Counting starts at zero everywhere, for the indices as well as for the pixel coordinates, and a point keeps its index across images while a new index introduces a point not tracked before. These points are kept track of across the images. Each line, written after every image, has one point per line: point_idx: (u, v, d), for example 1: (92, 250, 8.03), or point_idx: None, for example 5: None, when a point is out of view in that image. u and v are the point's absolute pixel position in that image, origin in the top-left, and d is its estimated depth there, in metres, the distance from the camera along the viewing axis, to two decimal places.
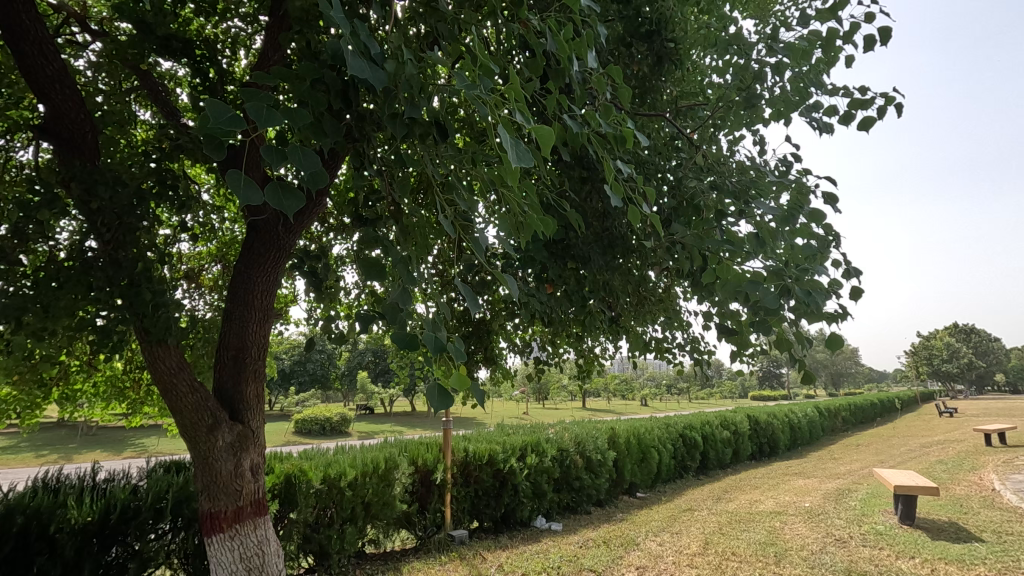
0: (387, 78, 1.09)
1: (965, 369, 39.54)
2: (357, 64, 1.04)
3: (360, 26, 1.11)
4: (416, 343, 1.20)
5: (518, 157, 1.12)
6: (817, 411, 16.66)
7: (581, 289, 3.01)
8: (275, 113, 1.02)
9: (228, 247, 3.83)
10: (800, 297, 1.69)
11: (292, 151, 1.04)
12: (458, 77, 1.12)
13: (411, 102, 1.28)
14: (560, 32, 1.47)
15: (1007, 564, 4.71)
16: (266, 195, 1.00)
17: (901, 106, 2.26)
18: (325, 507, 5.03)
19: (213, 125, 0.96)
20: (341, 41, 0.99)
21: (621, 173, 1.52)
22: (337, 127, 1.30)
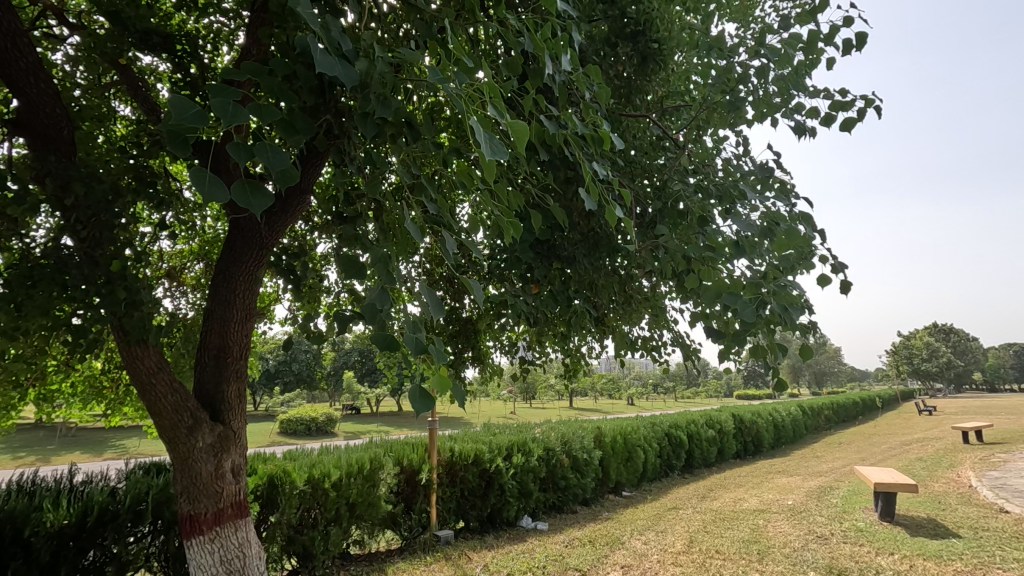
0: (357, 75, 1.09)
1: (944, 368, 40.28)
2: (326, 61, 1.05)
3: (330, 24, 1.12)
4: (396, 344, 1.20)
5: (492, 152, 1.13)
6: (800, 409, 16.86)
7: (567, 289, 3.00)
8: (242, 110, 1.01)
9: (210, 245, 3.78)
10: (776, 309, 1.72)
11: (260, 148, 1.03)
12: (432, 72, 1.12)
13: (383, 101, 1.27)
14: (539, 32, 1.46)
15: (983, 560, 4.81)
16: (232, 193, 0.99)
17: (880, 107, 2.29)
18: (310, 508, 4.99)
19: (177, 121, 0.94)
20: (309, 38, 0.99)
21: (598, 175, 1.52)
22: (308, 124, 1.28)
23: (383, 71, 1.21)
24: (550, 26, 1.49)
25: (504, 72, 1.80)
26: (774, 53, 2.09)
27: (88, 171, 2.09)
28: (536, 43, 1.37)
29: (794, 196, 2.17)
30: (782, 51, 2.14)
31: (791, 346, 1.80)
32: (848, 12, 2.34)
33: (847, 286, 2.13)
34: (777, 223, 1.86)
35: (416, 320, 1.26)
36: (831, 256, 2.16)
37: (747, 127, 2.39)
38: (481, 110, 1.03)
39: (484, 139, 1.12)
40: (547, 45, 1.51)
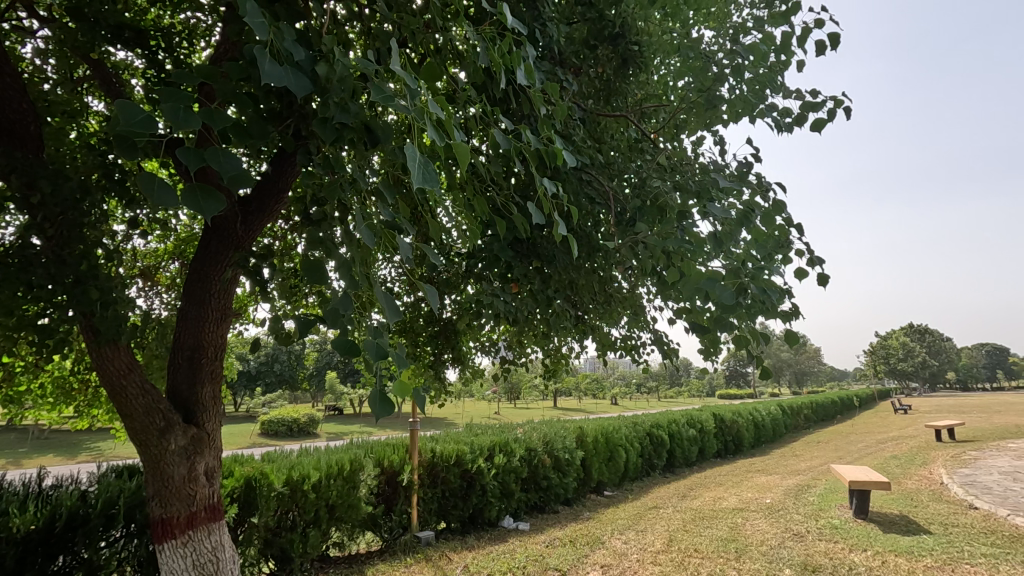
0: (310, 85, 1.09)
1: (920, 368, 41.15)
2: (275, 71, 1.04)
3: (283, 32, 1.11)
4: (357, 350, 1.22)
5: (425, 179, 1.11)
6: (780, 409, 17.10)
7: (547, 289, 2.93)
8: (193, 116, 1.01)
9: (186, 244, 3.72)
10: (756, 296, 1.73)
11: (212, 154, 1.03)
12: (374, 89, 1.10)
13: (341, 106, 1.28)
14: (495, 44, 1.48)
15: (952, 555, 4.92)
16: (181, 197, 1.02)
17: (850, 108, 2.32)
18: (288, 510, 4.94)
19: (127, 127, 0.98)
20: (255, 47, 0.99)
21: (549, 187, 1.55)
22: (263, 130, 1.30)
23: (338, 75, 1.22)
24: (509, 38, 1.49)
25: (475, 75, 1.80)
26: (750, 53, 2.11)
27: (55, 169, 2.04)
28: (491, 55, 1.39)
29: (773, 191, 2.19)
30: (756, 52, 2.16)
31: (768, 334, 1.84)
32: (820, 15, 2.37)
33: (826, 279, 2.16)
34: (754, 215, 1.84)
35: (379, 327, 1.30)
36: (808, 250, 2.18)
37: (723, 127, 2.41)
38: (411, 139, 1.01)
39: (418, 164, 1.11)
40: (505, 57, 1.52)
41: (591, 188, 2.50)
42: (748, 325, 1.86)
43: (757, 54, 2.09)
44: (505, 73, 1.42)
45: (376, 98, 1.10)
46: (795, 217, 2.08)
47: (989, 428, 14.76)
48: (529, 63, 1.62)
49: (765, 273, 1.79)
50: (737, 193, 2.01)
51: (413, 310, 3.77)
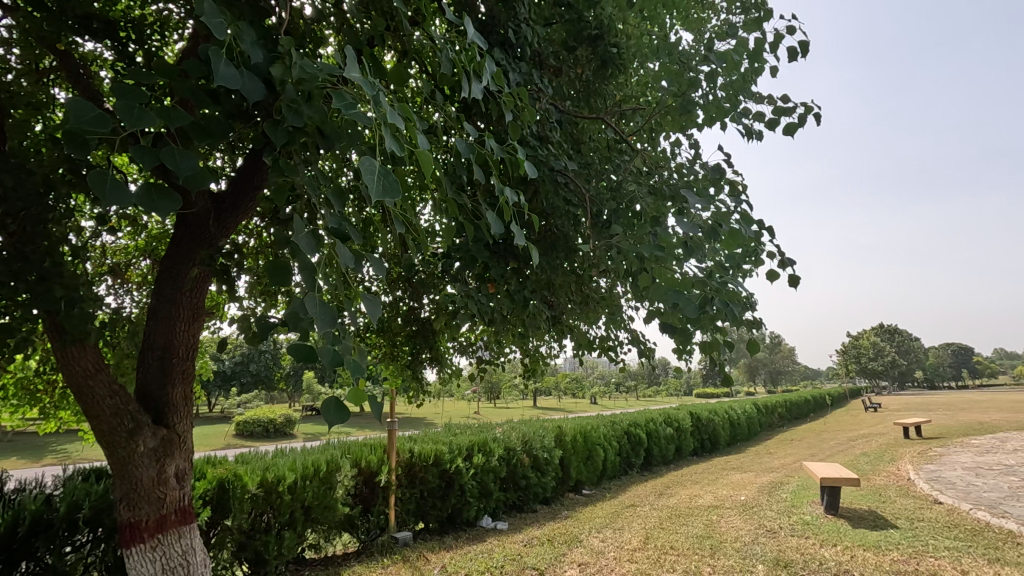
0: (264, 89, 1.13)
1: (890, 367, 42.28)
2: (229, 73, 1.07)
3: (242, 34, 1.13)
4: (314, 356, 1.19)
5: (384, 190, 1.12)
6: (755, 407, 17.41)
7: (524, 290, 2.85)
8: (148, 113, 1.03)
9: (158, 241, 3.64)
10: (720, 308, 1.75)
11: (168, 154, 1.07)
12: (334, 99, 1.12)
13: (293, 109, 1.25)
14: (457, 52, 1.49)
15: (917, 549, 5.07)
16: (135, 196, 1.05)
17: (821, 113, 2.36)
18: (262, 512, 4.87)
19: (76, 125, 1.01)
20: (209, 51, 1.02)
21: (510, 197, 1.59)
22: (223, 127, 1.30)
23: (298, 77, 1.17)
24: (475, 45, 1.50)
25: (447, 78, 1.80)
26: (722, 60, 2.14)
27: (16, 162, 1.96)
28: (455, 65, 1.41)
29: (744, 199, 2.25)
30: (729, 59, 2.20)
31: (732, 343, 1.87)
32: (792, 22, 2.42)
33: (797, 280, 2.21)
34: (722, 224, 1.86)
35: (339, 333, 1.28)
36: (779, 252, 2.22)
37: (698, 131, 2.44)
38: (362, 152, 1.02)
39: (374, 175, 1.11)
40: (472, 63, 1.53)
41: (568, 189, 2.51)
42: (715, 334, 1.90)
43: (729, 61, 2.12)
44: (469, 82, 1.45)
45: (336, 108, 1.12)
46: (765, 222, 2.11)
47: (956, 425, 15.19)
48: (496, 68, 1.63)
49: (729, 286, 1.81)
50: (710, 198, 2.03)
51: (391, 309, 3.75)
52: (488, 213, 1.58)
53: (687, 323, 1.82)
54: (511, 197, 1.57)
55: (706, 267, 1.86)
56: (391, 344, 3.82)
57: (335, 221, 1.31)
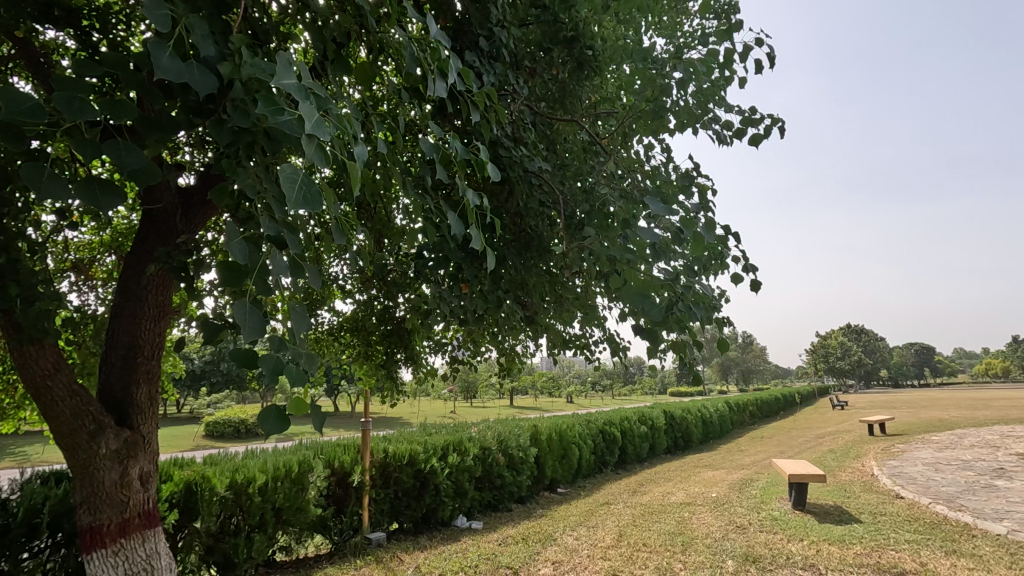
0: (212, 83, 1.11)
1: (856, 367, 43.52)
2: (173, 66, 1.06)
3: (192, 26, 1.12)
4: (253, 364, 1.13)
5: (305, 202, 1.08)
6: (727, 405, 17.75)
7: (498, 289, 2.81)
8: (91, 106, 1.04)
9: (124, 236, 3.55)
10: (685, 310, 1.77)
11: (110, 147, 1.07)
12: (262, 104, 1.08)
13: (240, 109, 1.23)
14: (421, 50, 1.47)
15: (879, 542, 5.24)
16: (74, 190, 1.05)
17: (788, 123, 2.41)
18: (231, 514, 4.77)
19: (13, 115, 1.00)
20: (150, 42, 1.01)
21: (473, 200, 1.57)
22: (173, 123, 1.31)
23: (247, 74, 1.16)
24: (442, 44, 1.48)
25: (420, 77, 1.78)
26: (691, 66, 2.16)
27: None
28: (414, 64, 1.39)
29: (712, 204, 2.29)
30: (700, 65, 2.23)
31: (696, 345, 1.90)
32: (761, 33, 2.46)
33: (759, 284, 2.26)
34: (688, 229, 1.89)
35: (281, 338, 1.23)
36: (743, 256, 2.27)
37: (669, 136, 2.47)
38: (271, 173, 0.97)
39: (296, 184, 1.07)
40: (440, 62, 1.51)
41: (542, 190, 2.52)
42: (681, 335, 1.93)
43: (698, 68, 2.15)
44: (431, 82, 1.42)
45: (262, 113, 1.08)
46: (730, 227, 2.15)
47: (917, 422, 15.72)
48: (462, 66, 1.62)
49: (696, 288, 1.84)
50: (677, 202, 2.06)
51: (366, 309, 3.72)
52: (450, 215, 1.56)
53: (653, 326, 1.83)
54: (473, 200, 1.55)
55: (673, 270, 1.88)
56: (366, 343, 3.80)
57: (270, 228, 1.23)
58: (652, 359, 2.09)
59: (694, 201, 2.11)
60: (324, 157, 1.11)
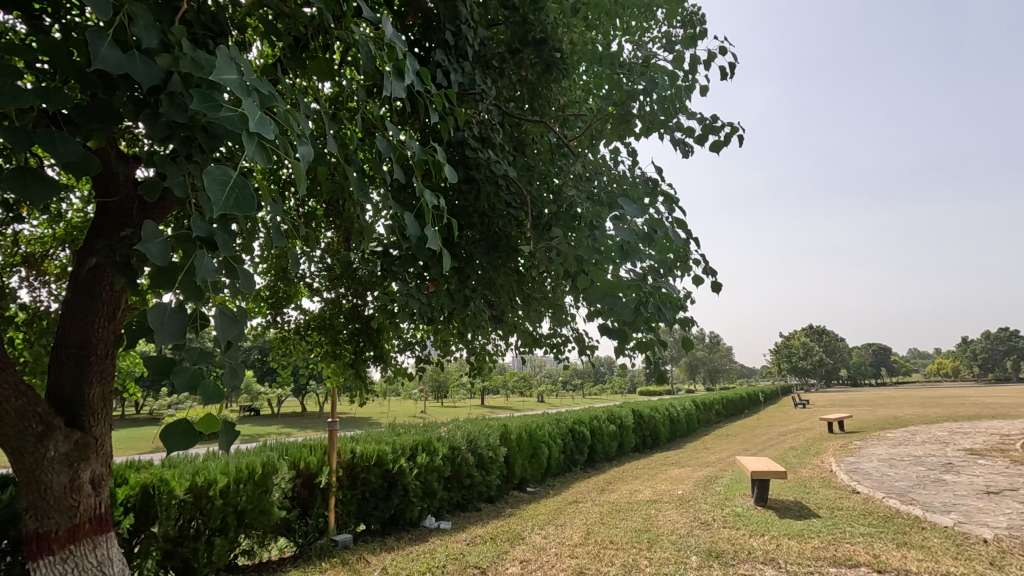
0: (156, 76, 1.11)
1: (818, 366, 44.90)
2: (112, 56, 1.04)
3: (135, 16, 1.10)
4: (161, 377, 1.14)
5: (238, 205, 1.06)
6: (694, 404, 18.12)
7: (465, 288, 2.81)
8: (24, 94, 1.02)
9: (79, 230, 3.41)
10: (654, 309, 1.79)
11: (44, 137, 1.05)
12: (199, 100, 1.03)
13: (177, 103, 1.20)
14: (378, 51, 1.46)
15: (836, 536, 5.42)
16: (6, 179, 1.02)
17: (746, 132, 2.48)
18: (190, 518, 4.63)
19: None
20: (89, 31, 0.99)
21: (429, 201, 1.57)
22: (112, 111, 1.27)
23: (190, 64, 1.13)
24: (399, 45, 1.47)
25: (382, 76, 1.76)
26: (655, 73, 2.20)
27: None
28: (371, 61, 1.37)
29: (674, 209, 2.33)
30: (665, 72, 2.27)
31: (662, 343, 1.93)
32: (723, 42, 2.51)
33: (718, 285, 2.32)
34: (655, 229, 1.92)
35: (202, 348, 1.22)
36: (703, 258, 2.33)
37: (635, 140, 2.51)
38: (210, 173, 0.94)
39: (227, 187, 1.04)
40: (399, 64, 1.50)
41: (510, 190, 2.52)
42: (648, 335, 1.96)
43: (661, 74, 2.19)
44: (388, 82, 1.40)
45: (199, 109, 1.03)
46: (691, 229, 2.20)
47: (873, 420, 16.34)
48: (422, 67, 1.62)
49: (663, 289, 1.88)
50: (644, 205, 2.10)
51: (334, 307, 3.67)
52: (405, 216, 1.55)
53: (623, 325, 1.84)
54: (430, 200, 1.56)
55: (641, 270, 1.90)
56: (334, 341, 3.75)
57: (201, 226, 1.17)
58: (620, 358, 2.12)
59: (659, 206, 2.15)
60: (265, 158, 1.08)
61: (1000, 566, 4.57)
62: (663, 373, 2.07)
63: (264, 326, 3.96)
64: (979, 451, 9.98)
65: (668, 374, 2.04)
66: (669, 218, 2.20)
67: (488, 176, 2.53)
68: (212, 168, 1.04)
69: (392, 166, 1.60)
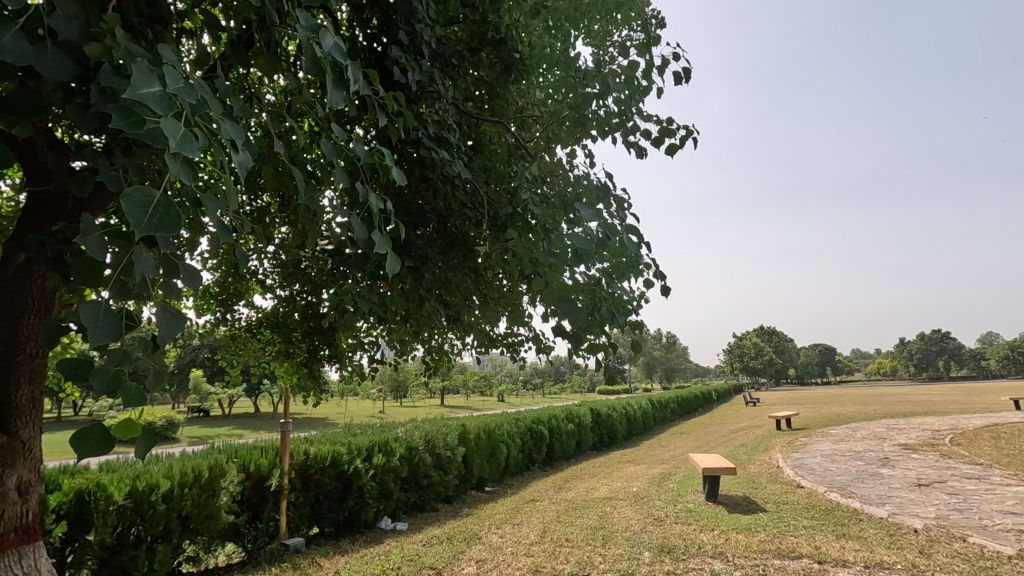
0: (63, 72, 1.08)
1: (768, 366, 46.61)
2: (21, 47, 1.00)
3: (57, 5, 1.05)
4: (84, 379, 1.09)
5: (161, 224, 1.01)
6: (650, 403, 18.52)
7: (419, 288, 2.78)
8: None
9: (8, 220, 3.21)
10: (607, 313, 1.82)
11: None
12: (117, 117, 1.00)
13: (105, 96, 1.14)
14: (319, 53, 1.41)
15: (780, 529, 5.64)
16: None
17: (699, 136, 2.54)
18: (130, 525, 4.43)
19: None
20: None
21: (375, 203, 1.56)
22: (30, 103, 1.25)
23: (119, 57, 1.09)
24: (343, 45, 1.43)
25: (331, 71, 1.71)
26: (610, 77, 2.24)
27: None
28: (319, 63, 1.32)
29: (628, 213, 2.37)
30: (622, 76, 2.31)
31: (614, 347, 1.97)
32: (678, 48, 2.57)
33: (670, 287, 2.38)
34: (609, 235, 1.95)
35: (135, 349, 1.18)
36: (656, 262, 2.39)
37: (591, 143, 2.54)
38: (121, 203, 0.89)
39: (150, 210, 1.00)
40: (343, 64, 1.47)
41: (466, 190, 2.51)
42: (601, 339, 2.00)
43: (617, 79, 2.23)
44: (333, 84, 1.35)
45: (118, 127, 0.99)
46: (642, 233, 2.25)
47: (817, 418, 17.09)
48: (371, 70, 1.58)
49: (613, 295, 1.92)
50: (598, 210, 2.13)
51: (288, 305, 3.58)
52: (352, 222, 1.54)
53: (578, 330, 1.87)
54: (377, 203, 1.55)
55: (594, 275, 1.93)
56: (287, 339, 3.65)
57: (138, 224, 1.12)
58: (573, 361, 2.14)
59: (612, 211, 2.18)
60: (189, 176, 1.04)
61: (928, 554, 4.86)
62: (613, 374, 2.12)
63: (213, 323, 3.83)
64: (913, 446, 10.57)
65: (619, 377, 2.08)
66: (622, 223, 2.24)
67: (442, 176, 2.51)
68: (132, 190, 1.00)
69: (336, 169, 1.57)
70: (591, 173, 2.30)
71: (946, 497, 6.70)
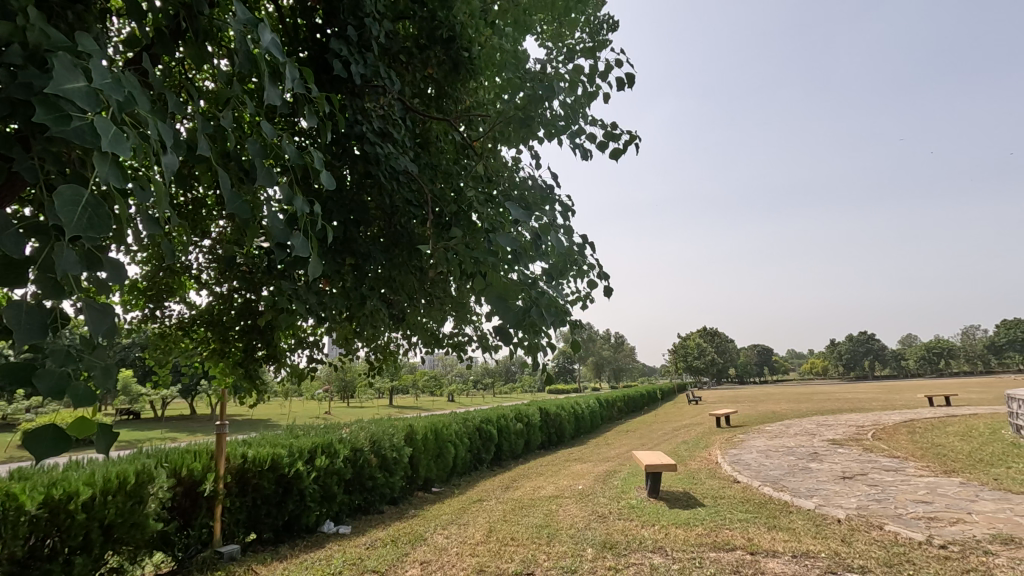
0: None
1: (710, 366, 48.41)
2: None
3: None
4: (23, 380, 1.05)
5: (91, 226, 0.96)
6: (597, 401, 18.90)
7: (361, 287, 2.73)
8: None
9: None
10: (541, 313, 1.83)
11: None
12: (40, 111, 0.94)
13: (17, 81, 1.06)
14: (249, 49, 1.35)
15: (716, 523, 5.87)
16: None
17: (640, 143, 2.61)
18: (44, 536, 4.12)
19: None
20: None
21: (301, 207, 1.52)
22: None
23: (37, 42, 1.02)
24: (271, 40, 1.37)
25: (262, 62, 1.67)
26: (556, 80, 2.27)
27: None
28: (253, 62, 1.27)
29: (570, 214, 2.40)
30: (568, 78, 2.34)
31: (550, 348, 1.99)
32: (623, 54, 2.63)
33: (609, 289, 2.43)
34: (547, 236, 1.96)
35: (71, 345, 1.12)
36: (596, 264, 2.43)
37: (537, 144, 2.56)
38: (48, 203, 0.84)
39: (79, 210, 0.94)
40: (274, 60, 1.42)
41: (410, 187, 2.49)
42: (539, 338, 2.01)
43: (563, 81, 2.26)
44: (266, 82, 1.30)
45: (41, 121, 0.94)
46: (582, 235, 2.28)
47: (754, 414, 17.91)
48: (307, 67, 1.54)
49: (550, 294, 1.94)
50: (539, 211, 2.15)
51: (223, 303, 3.42)
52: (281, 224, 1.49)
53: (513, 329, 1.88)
54: (304, 208, 1.51)
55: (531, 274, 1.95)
56: (221, 338, 3.48)
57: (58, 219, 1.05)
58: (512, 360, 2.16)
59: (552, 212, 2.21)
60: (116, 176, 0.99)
61: (849, 541, 5.18)
62: (550, 374, 2.14)
63: (142, 320, 3.62)
64: (839, 442, 11.24)
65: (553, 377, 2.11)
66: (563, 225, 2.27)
67: (386, 174, 2.46)
68: (61, 188, 0.94)
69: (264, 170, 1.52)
70: (535, 174, 2.32)
71: (867, 488, 7.17)
